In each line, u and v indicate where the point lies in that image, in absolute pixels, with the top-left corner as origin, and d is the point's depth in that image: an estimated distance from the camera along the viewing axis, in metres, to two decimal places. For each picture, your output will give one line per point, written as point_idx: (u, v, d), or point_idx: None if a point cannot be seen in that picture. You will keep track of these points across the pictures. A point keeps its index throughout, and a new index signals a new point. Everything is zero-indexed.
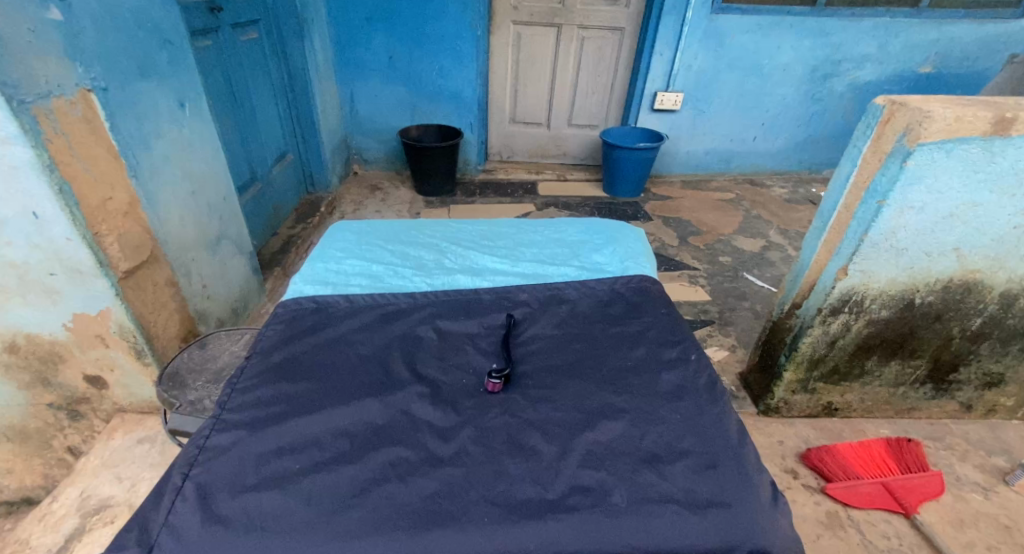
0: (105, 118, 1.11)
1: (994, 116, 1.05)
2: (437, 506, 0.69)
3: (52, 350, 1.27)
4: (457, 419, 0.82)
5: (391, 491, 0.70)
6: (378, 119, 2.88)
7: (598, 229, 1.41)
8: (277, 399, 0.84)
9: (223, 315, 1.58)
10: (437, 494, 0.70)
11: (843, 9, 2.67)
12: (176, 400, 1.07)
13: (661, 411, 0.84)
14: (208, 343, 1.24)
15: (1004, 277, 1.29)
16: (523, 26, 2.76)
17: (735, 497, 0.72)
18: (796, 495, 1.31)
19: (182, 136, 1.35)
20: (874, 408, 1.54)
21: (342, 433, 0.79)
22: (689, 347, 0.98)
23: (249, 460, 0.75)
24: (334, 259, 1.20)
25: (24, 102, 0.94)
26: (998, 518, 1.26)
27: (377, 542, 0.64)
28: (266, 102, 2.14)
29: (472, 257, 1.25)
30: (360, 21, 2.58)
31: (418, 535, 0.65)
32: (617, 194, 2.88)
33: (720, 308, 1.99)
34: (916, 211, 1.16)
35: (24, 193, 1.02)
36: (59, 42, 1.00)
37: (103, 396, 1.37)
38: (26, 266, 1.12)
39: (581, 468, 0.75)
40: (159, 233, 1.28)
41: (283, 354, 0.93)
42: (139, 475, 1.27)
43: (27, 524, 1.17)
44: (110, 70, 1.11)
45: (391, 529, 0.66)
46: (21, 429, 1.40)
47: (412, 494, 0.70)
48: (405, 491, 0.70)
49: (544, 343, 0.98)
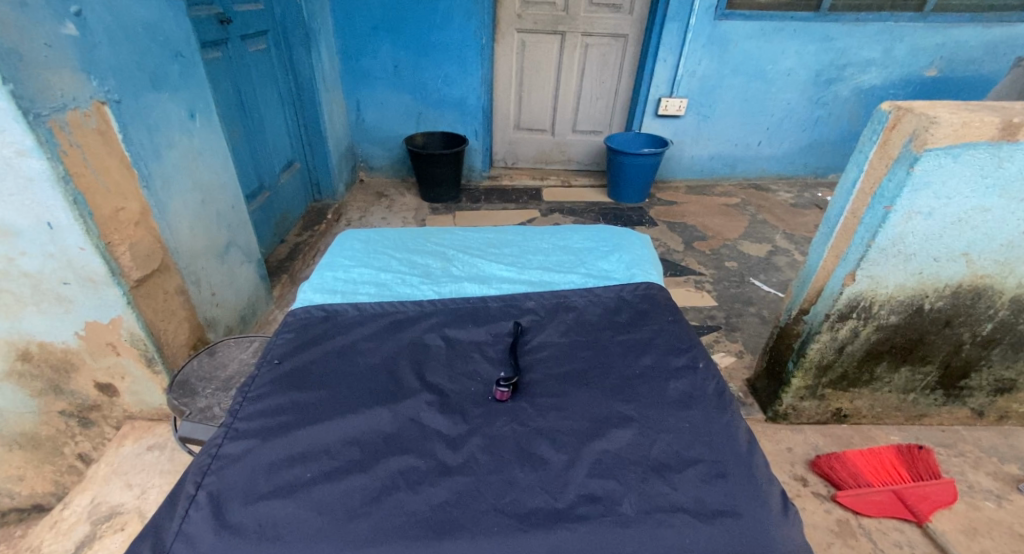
0: (118, 129, 1.13)
1: (1002, 122, 1.05)
2: (450, 517, 0.69)
3: (65, 358, 1.28)
4: (464, 428, 0.82)
5: (404, 497, 0.71)
6: (384, 127, 2.91)
7: (604, 236, 1.40)
8: (288, 408, 0.85)
9: (232, 323, 1.60)
10: (449, 502, 0.71)
11: (847, 13, 2.67)
12: (186, 408, 1.08)
13: (669, 420, 0.84)
14: (217, 350, 1.25)
15: (1015, 282, 1.28)
16: (526, 34, 2.78)
17: (745, 506, 0.72)
18: (806, 502, 1.30)
19: (193, 147, 1.38)
20: (884, 414, 1.53)
21: (353, 442, 0.79)
22: (697, 355, 0.98)
23: (261, 469, 0.75)
24: (342, 268, 1.21)
25: (40, 115, 0.96)
26: (1012, 527, 1.25)
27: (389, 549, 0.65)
28: (274, 112, 2.16)
29: (479, 265, 1.26)
30: (367, 30, 2.61)
31: (432, 537, 0.66)
32: (623, 199, 2.88)
33: (726, 313, 1.99)
34: (924, 216, 1.16)
35: (38, 204, 1.03)
36: (74, 56, 1.02)
37: (114, 403, 1.39)
38: (39, 276, 1.14)
39: (590, 477, 0.75)
40: (169, 242, 1.30)
41: (292, 364, 0.93)
42: (148, 482, 1.28)
43: (40, 531, 1.18)
44: (123, 83, 1.13)
45: (409, 539, 0.66)
46: (33, 435, 1.42)
47: (422, 503, 0.70)
48: (416, 497, 0.71)
49: (550, 350, 0.99)
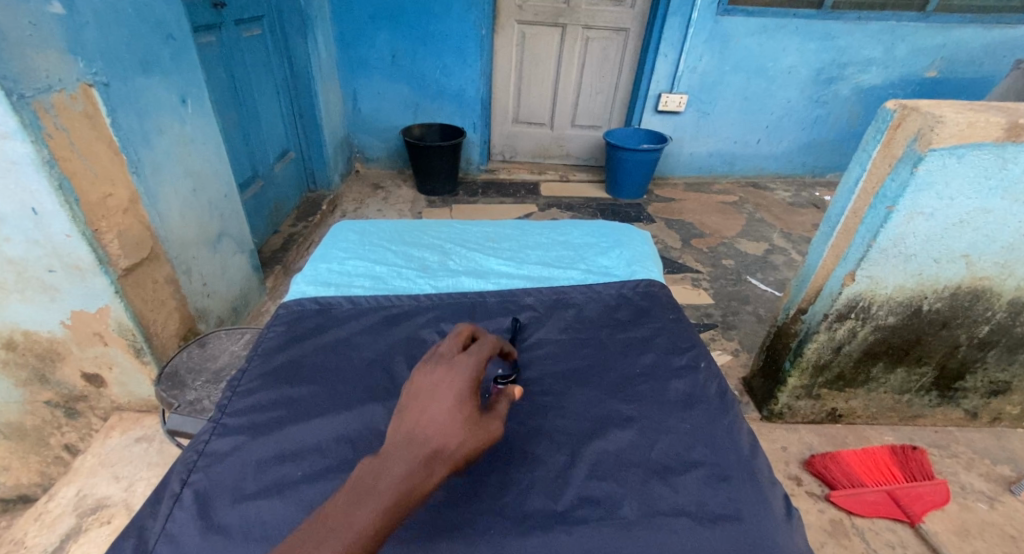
0: (106, 113, 1.09)
1: (1008, 122, 1.04)
2: (468, 437, 0.70)
3: (50, 348, 1.25)
4: (480, 358, 0.80)
5: (422, 412, 0.71)
6: (381, 118, 2.87)
7: (604, 232, 1.38)
8: (278, 403, 0.83)
9: (223, 313, 1.57)
10: (467, 419, 0.71)
11: (849, 11, 2.66)
12: (175, 401, 1.05)
13: (670, 420, 0.83)
14: (207, 343, 1.22)
15: (1014, 284, 1.28)
16: (526, 26, 2.75)
17: (748, 511, 0.71)
18: (800, 502, 1.29)
19: (184, 132, 1.34)
20: (879, 414, 1.53)
21: (345, 439, 0.77)
22: (699, 354, 0.96)
23: (249, 466, 0.73)
24: (336, 260, 1.18)
25: (24, 96, 0.92)
26: (1003, 528, 1.25)
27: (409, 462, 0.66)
28: (269, 100, 2.12)
29: (477, 259, 1.24)
30: (365, 18, 2.56)
31: (451, 446, 0.68)
32: (621, 195, 2.86)
33: (723, 311, 1.98)
34: (926, 217, 1.15)
35: (22, 190, 1.00)
36: (60, 36, 0.98)
37: (101, 394, 1.36)
38: (24, 263, 1.10)
39: (589, 479, 0.73)
40: (159, 230, 1.27)
41: (283, 358, 0.91)
42: (136, 475, 1.25)
43: (24, 523, 1.15)
44: (111, 65, 1.10)
45: (429, 454, 0.67)
46: (18, 426, 1.39)
47: (440, 414, 0.71)
48: (435, 411, 0.72)
49: (549, 347, 0.97)
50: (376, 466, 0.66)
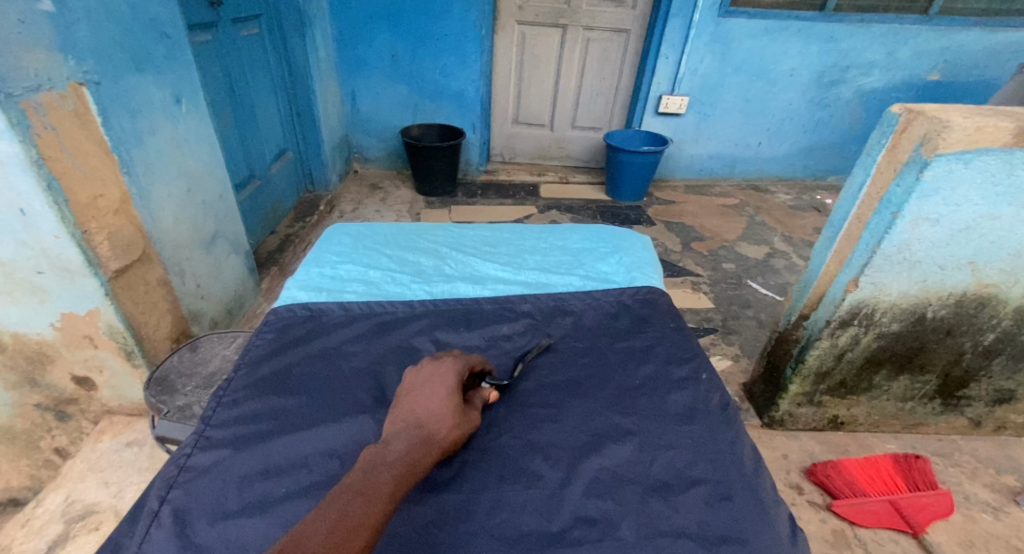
0: (97, 112, 1.07)
1: (1017, 127, 1.01)
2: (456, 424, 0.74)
3: (40, 350, 1.23)
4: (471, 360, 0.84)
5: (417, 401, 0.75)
6: (379, 118, 2.84)
7: (603, 237, 1.36)
8: (264, 415, 0.80)
9: (217, 316, 1.54)
10: (457, 409, 0.75)
11: (852, 14, 2.64)
12: (164, 406, 1.03)
13: (671, 434, 0.80)
14: (198, 346, 1.19)
15: (1020, 292, 1.25)
16: (527, 27, 2.72)
17: (751, 532, 0.68)
18: (802, 512, 1.27)
19: (178, 133, 1.32)
20: (881, 422, 1.50)
21: (333, 454, 0.75)
22: (700, 365, 0.94)
23: (232, 482, 0.71)
24: (329, 263, 1.16)
25: (12, 95, 0.90)
26: (1008, 540, 1.23)
27: (411, 442, 0.70)
28: (266, 99, 2.10)
29: (473, 264, 1.21)
30: (364, 18, 2.54)
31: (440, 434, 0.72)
32: (621, 198, 2.84)
33: (723, 316, 1.95)
34: (932, 223, 1.12)
35: (10, 190, 0.98)
36: (49, 33, 0.96)
37: (92, 397, 1.33)
38: (12, 265, 1.08)
39: (586, 497, 0.71)
40: (152, 233, 1.24)
41: (271, 367, 0.89)
42: (126, 480, 1.22)
43: (11, 529, 1.13)
44: (103, 63, 1.07)
45: (428, 435, 0.71)
46: (8, 429, 1.36)
47: (435, 401, 0.75)
48: (428, 400, 0.75)
49: (546, 356, 0.95)
50: (381, 447, 0.69)
